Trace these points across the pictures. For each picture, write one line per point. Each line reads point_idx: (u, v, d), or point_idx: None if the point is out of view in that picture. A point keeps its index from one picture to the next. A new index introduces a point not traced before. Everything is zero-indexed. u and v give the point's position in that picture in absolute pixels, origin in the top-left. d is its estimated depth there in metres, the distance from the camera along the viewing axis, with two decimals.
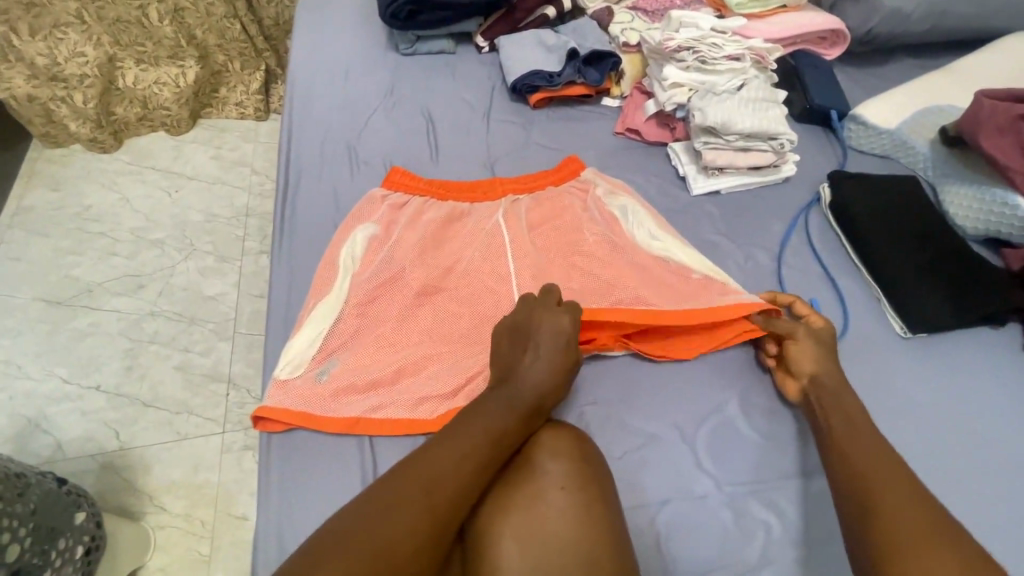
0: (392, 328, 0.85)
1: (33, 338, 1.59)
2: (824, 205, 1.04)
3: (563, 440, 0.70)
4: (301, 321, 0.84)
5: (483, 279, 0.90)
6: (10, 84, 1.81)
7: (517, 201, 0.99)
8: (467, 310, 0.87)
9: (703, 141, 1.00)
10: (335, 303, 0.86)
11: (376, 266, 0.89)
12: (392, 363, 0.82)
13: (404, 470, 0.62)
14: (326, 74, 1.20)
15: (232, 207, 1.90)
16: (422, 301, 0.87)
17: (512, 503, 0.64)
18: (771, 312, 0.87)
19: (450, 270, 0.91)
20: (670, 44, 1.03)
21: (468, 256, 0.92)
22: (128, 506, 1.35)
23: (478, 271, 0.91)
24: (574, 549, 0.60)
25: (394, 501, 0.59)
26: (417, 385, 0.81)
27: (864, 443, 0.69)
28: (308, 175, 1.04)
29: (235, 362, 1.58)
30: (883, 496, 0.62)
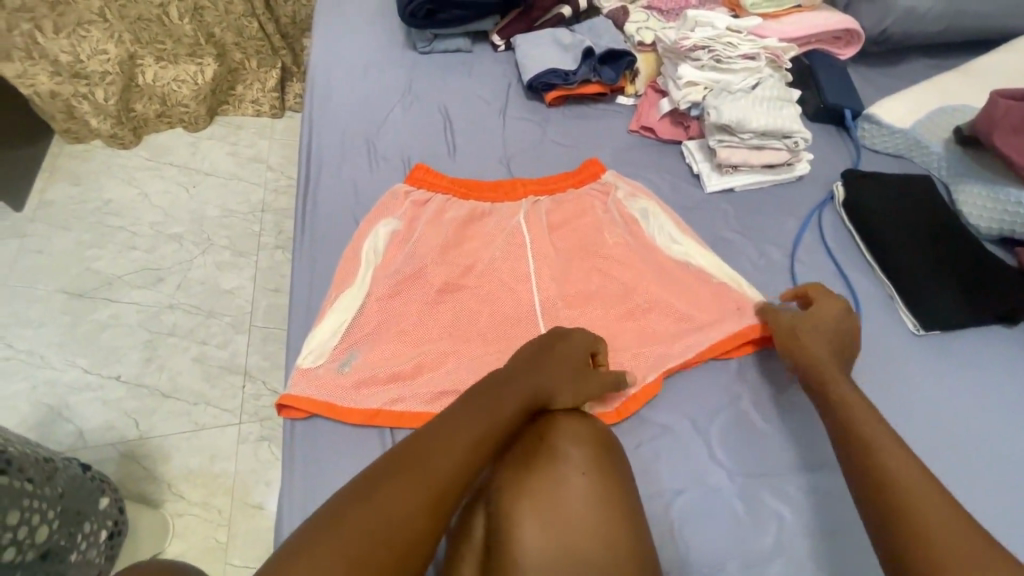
0: (414, 325, 0.87)
1: (55, 329, 1.63)
2: (837, 204, 1.05)
3: (576, 424, 0.71)
4: (324, 310, 0.87)
5: (503, 277, 0.92)
6: (34, 80, 1.85)
7: (538, 203, 1.00)
8: (487, 307, 0.89)
9: (717, 139, 1.01)
10: (359, 295, 0.88)
11: (398, 265, 0.91)
12: (413, 359, 0.84)
13: (421, 449, 0.65)
14: (345, 72, 1.22)
15: (248, 203, 1.93)
16: (444, 299, 0.89)
17: (535, 486, 0.65)
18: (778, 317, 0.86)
19: (471, 269, 0.92)
20: (685, 43, 1.04)
21: (490, 255, 0.94)
22: (148, 493, 1.39)
23: (498, 270, 0.92)
24: (594, 531, 0.63)
25: (407, 480, 0.63)
26: (436, 380, 0.82)
27: (883, 436, 0.69)
28: (328, 170, 1.07)
29: (251, 354, 1.61)
30: (912, 498, 0.62)
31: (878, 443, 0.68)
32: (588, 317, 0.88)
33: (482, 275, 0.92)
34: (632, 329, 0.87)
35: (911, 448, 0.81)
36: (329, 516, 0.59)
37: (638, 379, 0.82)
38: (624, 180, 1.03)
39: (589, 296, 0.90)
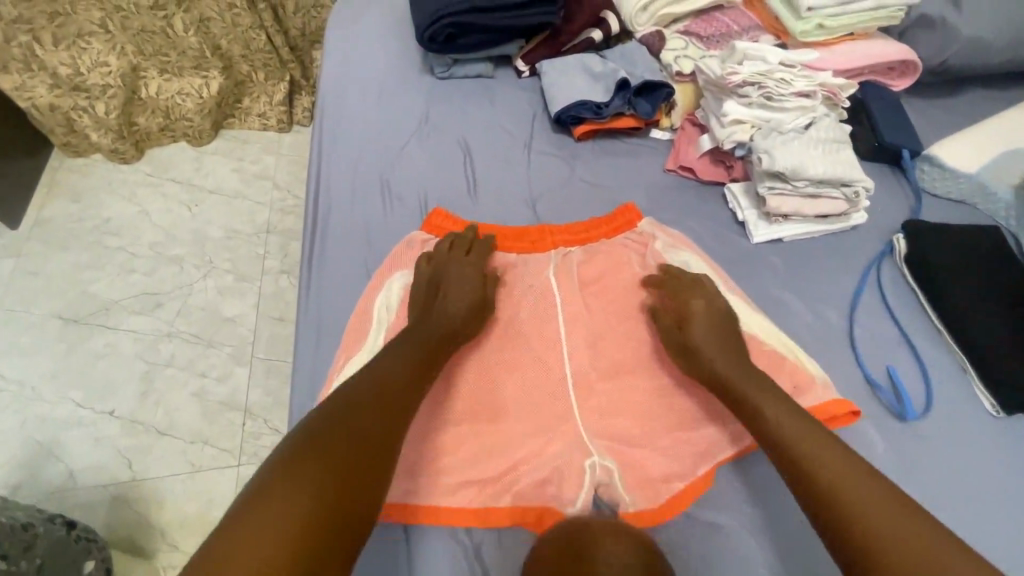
0: (432, 399, 0.79)
1: (48, 358, 1.55)
2: (898, 258, 0.94)
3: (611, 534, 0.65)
4: (331, 381, 0.79)
5: (529, 344, 0.83)
6: (32, 93, 1.78)
7: (568, 255, 0.91)
8: (513, 379, 0.80)
9: (768, 186, 0.91)
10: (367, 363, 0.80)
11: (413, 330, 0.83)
12: (432, 441, 0.76)
13: (331, 424, 0.64)
14: (357, 99, 1.13)
15: (252, 223, 1.85)
16: (464, 368, 0.81)
17: None
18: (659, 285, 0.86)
19: (493, 332, 0.84)
20: (733, 78, 0.94)
21: (514, 317, 0.85)
22: (141, 542, 1.31)
23: (523, 334, 0.84)
24: None
25: (324, 454, 0.61)
26: (459, 467, 0.75)
27: (819, 445, 0.67)
28: (337, 212, 0.98)
29: (252, 389, 1.52)
30: (848, 505, 0.61)
31: (815, 455, 0.66)
32: (623, 393, 0.80)
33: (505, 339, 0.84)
34: (671, 407, 0.79)
35: (994, 555, 0.71)
36: (247, 499, 0.56)
37: (685, 471, 0.75)
38: (661, 228, 0.94)
39: (623, 367, 0.82)
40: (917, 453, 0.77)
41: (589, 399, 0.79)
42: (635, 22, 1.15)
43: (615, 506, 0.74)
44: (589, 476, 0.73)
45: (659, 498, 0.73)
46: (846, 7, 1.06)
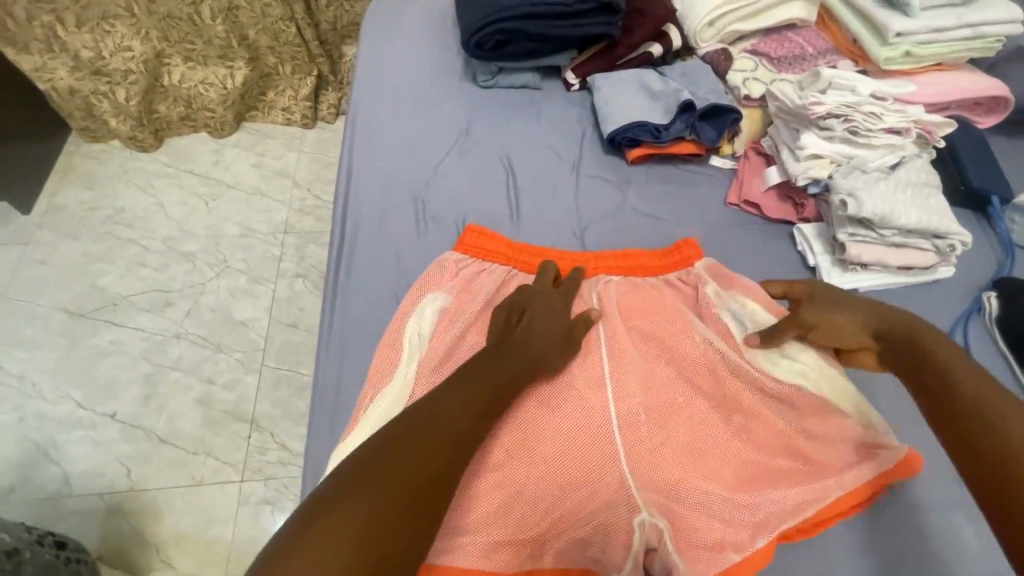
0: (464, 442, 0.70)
1: (51, 353, 1.48)
2: (989, 319, 0.84)
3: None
4: (356, 418, 0.71)
5: (565, 384, 0.73)
6: (52, 75, 1.72)
7: (607, 281, 0.83)
8: (547, 423, 0.71)
9: (849, 232, 0.82)
10: (399, 397, 0.72)
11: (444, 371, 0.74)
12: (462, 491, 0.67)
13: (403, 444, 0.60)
14: (393, 104, 1.05)
15: (270, 222, 1.77)
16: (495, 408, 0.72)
17: None
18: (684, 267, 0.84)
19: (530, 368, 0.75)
20: (817, 109, 0.85)
21: None
22: (135, 559, 1.23)
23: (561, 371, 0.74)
24: None
25: (417, 470, 0.58)
26: (490, 524, 0.66)
27: (1014, 426, 0.59)
28: (368, 228, 0.90)
29: (261, 399, 1.44)
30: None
31: (1003, 432, 0.59)
32: (671, 445, 0.70)
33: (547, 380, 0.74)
34: (721, 465, 0.70)
35: None
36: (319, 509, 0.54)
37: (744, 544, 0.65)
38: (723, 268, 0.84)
39: (669, 415, 0.72)
40: None
41: (632, 451, 0.69)
42: (699, 38, 1.06)
43: (667, 573, 0.66)
44: (638, 537, 0.66)
45: (714, 570, 0.64)
46: (939, 34, 0.95)
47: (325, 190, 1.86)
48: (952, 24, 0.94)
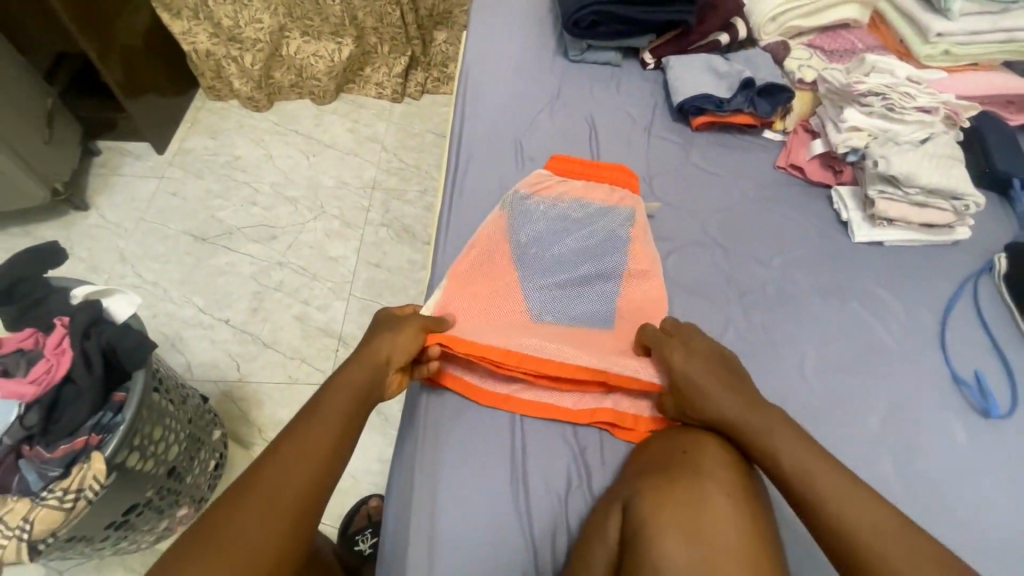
0: (504, 320, 0.89)
1: (179, 267, 1.77)
2: (997, 275, 0.98)
3: (668, 510, 0.63)
4: (450, 289, 0.92)
5: (555, 272, 0.94)
6: (194, 39, 2.03)
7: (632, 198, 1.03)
8: (534, 307, 0.91)
9: (879, 190, 0.99)
10: (481, 281, 0.93)
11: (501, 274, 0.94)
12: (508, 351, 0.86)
13: (251, 499, 0.62)
14: (496, 69, 1.27)
15: (360, 178, 2.01)
16: (480, 298, 0.91)
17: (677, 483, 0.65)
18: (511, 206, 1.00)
19: (480, 274, 0.94)
20: (859, 87, 1.02)
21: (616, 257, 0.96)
22: (241, 434, 1.48)
23: (496, 283, 0.93)
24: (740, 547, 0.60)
25: (257, 526, 0.60)
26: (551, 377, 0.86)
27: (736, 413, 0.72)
28: (476, 160, 1.12)
29: (347, 322, 1.68)
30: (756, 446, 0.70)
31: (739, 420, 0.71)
32: (639, 311, 0.92)
33: (599, 283, 0.94)
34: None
35: None
36: None
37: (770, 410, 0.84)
38: (632, 193, 1.04)
39: (644, 297, 0.93)
40: (1000, 449, 0.81)
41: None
42: (762, 31, 1.23)
43: None
44: None
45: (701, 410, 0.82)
46: (975, 37, 1.10)
47: (408, 155, 2.08)
48: (988, 28, 1.09)
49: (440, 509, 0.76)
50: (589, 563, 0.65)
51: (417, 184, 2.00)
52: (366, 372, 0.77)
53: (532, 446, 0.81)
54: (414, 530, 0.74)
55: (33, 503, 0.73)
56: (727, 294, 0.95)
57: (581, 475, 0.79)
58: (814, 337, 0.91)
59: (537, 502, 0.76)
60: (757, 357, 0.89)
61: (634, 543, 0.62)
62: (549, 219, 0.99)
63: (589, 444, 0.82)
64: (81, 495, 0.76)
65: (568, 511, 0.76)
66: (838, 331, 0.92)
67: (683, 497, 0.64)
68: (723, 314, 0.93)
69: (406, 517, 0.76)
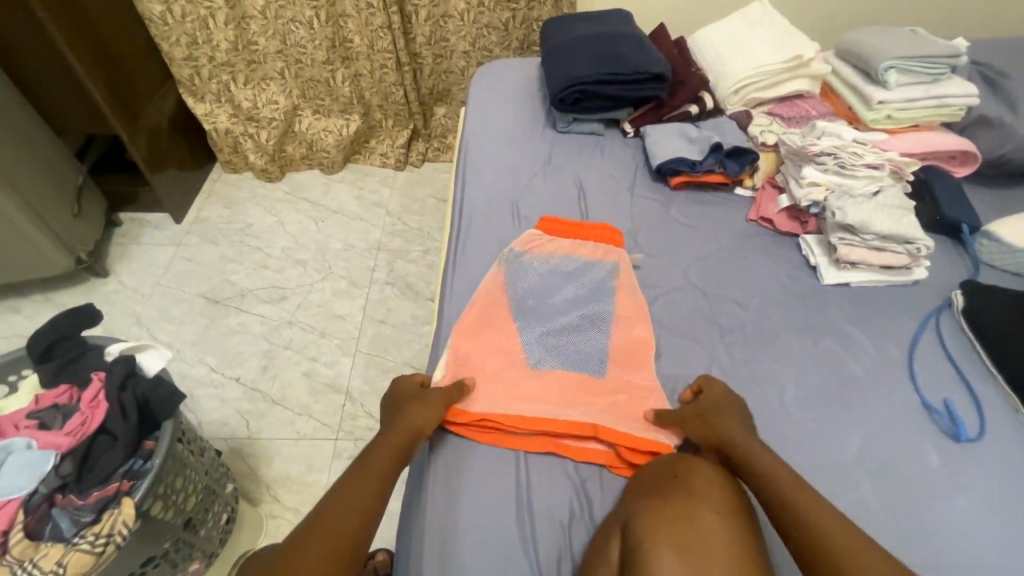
0: (505, 369, 0.96)
1: (193, 328, 1.85)
2: (956, 311, 1.07)
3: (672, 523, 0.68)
4: (453, 345, 1.00)
5: (549, 321, 1.03)
6: (215, 119, 2.22)
7: (618, 252, 1.14)
8: (531, 355, 0.98)
9: (839, 237, 1.10)
10: (479, 334, 1.01)
11: (498, 326, 1.02)
12: (507, 402, 0.91)
13: (308, 548, 0.71)
14: (494, 140, 1.42)
15: (366, 241, 2.14)
16: (483, 352, 0.99)
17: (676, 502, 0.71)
18: (504, 263, 1.10)
19: (483, 329, 1.02)
20: (812, 149, 1.16)
21: (606, 306, 1.05)
22: (250, 491, 1.50)
23: (497, 338, 1.01)
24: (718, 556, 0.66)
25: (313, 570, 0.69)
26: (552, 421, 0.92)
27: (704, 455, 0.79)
28: (477, 220, 1.24)
29: (354, 378, 1.73)
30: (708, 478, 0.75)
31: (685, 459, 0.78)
32: (626, 350, 1.00)
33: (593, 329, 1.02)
34: (654, 368, 0.99)
35: None
36: None
37: None
38: (619, 248, 1.15)
39: (636, 337, 1.01)
40: (971, 470, 0.88)
41: (618, 360, 0.99)
42: (726, 102, 1.40)
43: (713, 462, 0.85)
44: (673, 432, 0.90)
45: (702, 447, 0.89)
46: (914, 102, 1.26)
47: (411, 219, 2.22)
48: (922, 96, 1.26)
49: (450, 545, 0.80)
50: None
51: (420, 245, 2.12)
52: (400, 437, 0.85)
53: (535, 482, 0.86)
54: (428, 564, 0.79)
55: (66, 547, 0.78)
56: (710, 333, 1.04)
57: (582, 506, 0.84)
58: (791, 372, 0.99)
59: (543, 533, 0.81)
60: (740, 391, 0.96)
61: (642, 554, 0.66)
62: (541, 273, 1.09)
63: (591, 478, 0.87)
64: (110, 541, 0.80)
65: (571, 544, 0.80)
66: (813, 365, 1.00)
67: (673, 513, 0.69)
68: (707, 353, 1.01)
69: (418, 555, 0.80)
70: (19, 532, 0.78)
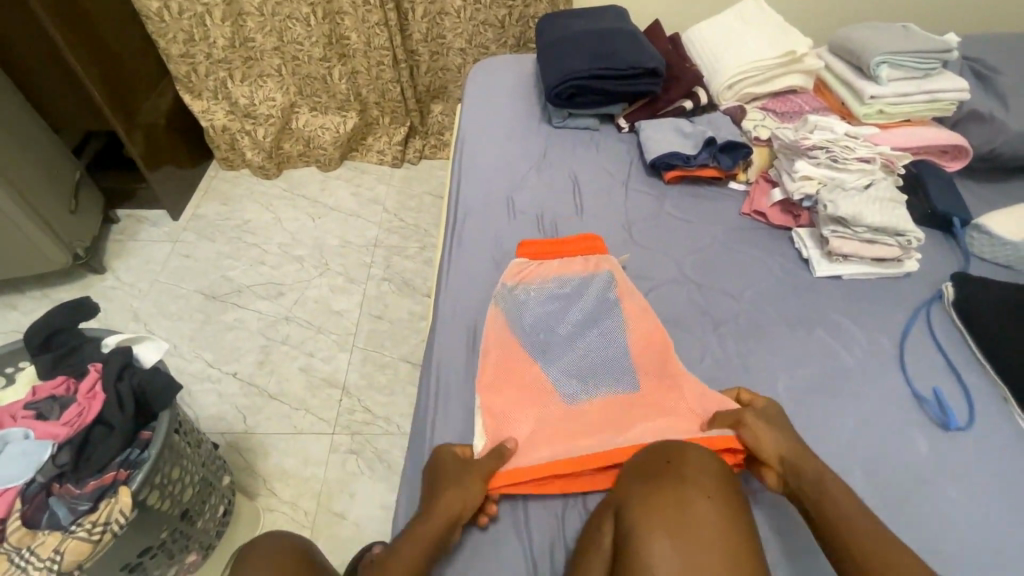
0: (531, 409, 0.93)
1: (189, 324, 1.85)
2: (946, 303, 1.08)
3: (666, 514, 0.69)
4: (478, 409, 0.93)
5: (571, 351, 1.00)
6: (212, 116, 2.22)
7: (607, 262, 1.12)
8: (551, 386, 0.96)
9: (831, 229, 1.11)
10: (501, 387, 0.95)
11: (517, 372, 0.97)
12: (558, 449, 0.88)
13: None
14: (490, 136, 1.43)
15: (363, 237, 2.14)
16: (509, 403, 0.94)
17: (668, 491, 0.71)
18: (496, 305, 1.06)
19: (503, 369, 0.98)
20: (805, 142, 1.17)
21: (603, 319, 1.04)
22: (247, 485, 1.51)
23: (520, 379, 0.97)
24: (715, 543, 0.67)
25: None
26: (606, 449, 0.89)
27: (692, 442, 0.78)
28: (473, 214, 1.25)
29: (351, 372, 1.74)
30: (699, 463, 0.74)
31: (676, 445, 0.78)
32: (648, 362, 0.98)
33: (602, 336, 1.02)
34: (681, 368, 0.97)
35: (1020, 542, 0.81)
36: None
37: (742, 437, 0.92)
38: (609, 257, 1.13)
39: (632, 328, 1.02)
40: (961, 457, 0.89)
41: (633, 360, 0.99)
42: (720, 98, 1.41)
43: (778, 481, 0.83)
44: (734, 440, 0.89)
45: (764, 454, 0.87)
46: (905, 97, 1.28)
47: (408, 216, 2.23)
48: (914, 91, 1.27)
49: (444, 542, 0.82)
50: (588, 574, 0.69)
51: (417, 242, 2.13)
52: (434, 528, 0.77)
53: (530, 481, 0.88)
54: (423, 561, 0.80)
55: (63, 535, 0.78)
56: (703, 325, 1.05)
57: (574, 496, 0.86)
58: (783, 363, 1.00)
59: (536, 524, 0.83)
60: (732, 382, 0.97)
61: (634, 546, 0.67)
62: (538, 302, 1.07)
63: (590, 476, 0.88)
64: (107, 529, 0.81)
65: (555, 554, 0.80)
66: (805, 356, 1.01)
67: (666, 499, 0.70)
68: (700, 344, 1.02)
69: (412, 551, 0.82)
70: (16, 520, 0.79)
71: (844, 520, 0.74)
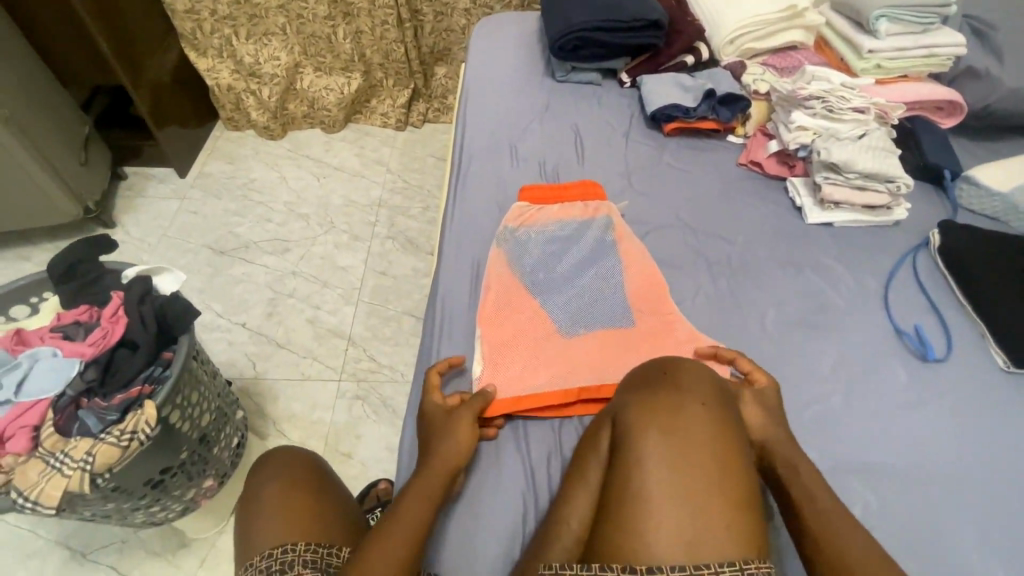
0: (527, 338, 0.98)
1: (198, 277, 1.90)
2: (933, 249, 1.12)
3: (660, 417, 0.74)
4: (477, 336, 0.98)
5: (566, 288, 1.05)
6: (218, 74, 2.24)
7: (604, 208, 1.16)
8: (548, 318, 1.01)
9: (824, 176, 1.14)
10: (500, 317, 1.00)
11: (515, 305, 1.02)
12: (550, 374, 0.93)
13: None
14: (494, 89, 1.45)
15: (368, 197, 2.17)
16: (507, 332, 0.98)
17: (665, 398, 0.76)
18: (499, 250, 1.09)
19: (502, 303, 1.02)
20: (801, 93, 1.20)
21: (603, 259, 1.09)
22: (257, 426, 1.57)
23: (518, 311, 1.02)
24: (703, 443, 0.72)
25: None
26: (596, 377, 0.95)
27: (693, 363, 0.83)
28: (476, 161, 1.29)
29: (356, 324, 1.79)
30: (697, 379, 0.80)
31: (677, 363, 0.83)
32: (643, 296, 1.03)
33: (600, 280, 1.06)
34: (674, 307, 1.02)
35: (984, 459, 0.87)
36: None
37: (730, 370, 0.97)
38: (606, 202, 1.17)
39: (630, 269, 1.07)
40: (935, 386, 0.94)
41: (626, 298, 1.03)
42: (721, 53, 1.43)
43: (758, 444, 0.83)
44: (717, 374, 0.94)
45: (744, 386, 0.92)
46: (902, 52, 1.30)
47: (412, 177, 2.25)
48: (912, 45, 1.29)
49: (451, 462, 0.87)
50: (585, 469, 0.76)
51: (421, 202, 2.16)
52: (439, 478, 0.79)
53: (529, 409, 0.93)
54: None
55: (94, 441, 0.85)
56: (697, 265, 1.10)
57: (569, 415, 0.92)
58: (773, 301, 1.04)
59: (535, 443, 0.89)
60: (723, 316, 1.02)
61: (628, 442, 0.73)
62: (540, 243, 1.11)
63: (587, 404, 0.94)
64: (134, 437, 0.86)
65: (538, 495, 0.83)
66: (794, 295, 1.05)
67: (662, 403, 0.75)
68: (694, 282, 1.07)
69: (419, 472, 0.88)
70: (49, 427, 0.85)
71: (813, 498, 0.74)
